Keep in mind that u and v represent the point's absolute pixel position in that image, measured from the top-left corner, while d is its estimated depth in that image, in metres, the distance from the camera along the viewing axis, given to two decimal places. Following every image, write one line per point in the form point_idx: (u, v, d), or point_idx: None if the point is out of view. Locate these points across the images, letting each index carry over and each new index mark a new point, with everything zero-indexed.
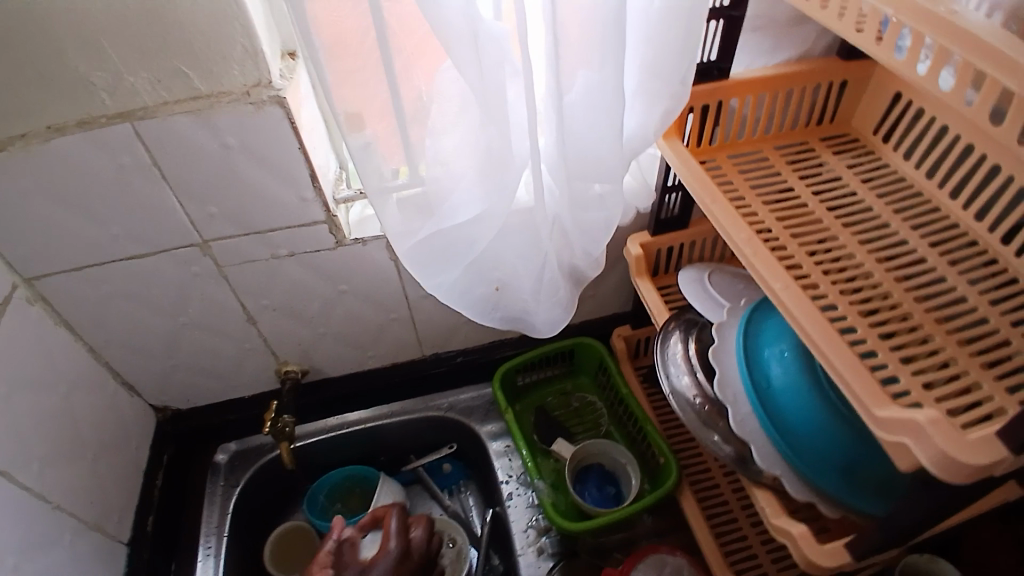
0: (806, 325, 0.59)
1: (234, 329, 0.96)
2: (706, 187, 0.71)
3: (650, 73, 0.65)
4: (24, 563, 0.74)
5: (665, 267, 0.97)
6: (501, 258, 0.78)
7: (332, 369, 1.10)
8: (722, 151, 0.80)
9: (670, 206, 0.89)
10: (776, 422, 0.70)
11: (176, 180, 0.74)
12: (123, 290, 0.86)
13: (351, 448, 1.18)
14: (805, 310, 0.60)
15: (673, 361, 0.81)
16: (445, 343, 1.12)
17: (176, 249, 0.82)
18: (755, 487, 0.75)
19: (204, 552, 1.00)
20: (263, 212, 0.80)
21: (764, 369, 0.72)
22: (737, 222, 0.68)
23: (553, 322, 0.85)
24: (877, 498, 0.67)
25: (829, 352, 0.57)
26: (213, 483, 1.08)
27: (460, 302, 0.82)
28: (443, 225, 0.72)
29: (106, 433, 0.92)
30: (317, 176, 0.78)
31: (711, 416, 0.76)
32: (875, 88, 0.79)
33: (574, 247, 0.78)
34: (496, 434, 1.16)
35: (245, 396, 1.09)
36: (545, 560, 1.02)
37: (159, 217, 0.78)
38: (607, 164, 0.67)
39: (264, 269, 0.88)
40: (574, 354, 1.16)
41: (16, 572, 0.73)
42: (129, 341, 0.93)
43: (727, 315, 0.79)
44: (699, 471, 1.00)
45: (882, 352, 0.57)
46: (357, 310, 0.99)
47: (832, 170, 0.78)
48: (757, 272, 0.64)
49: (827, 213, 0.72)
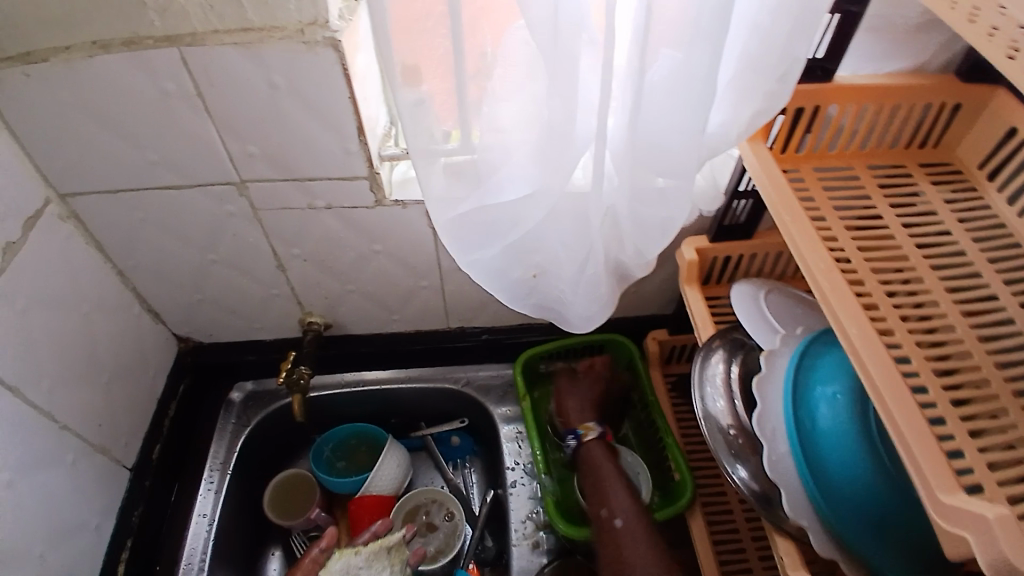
0: (874, 375, 0.52)
1: (263, 273, 0.94)
2: (785, 203, 0.63)
3: (746, 66, 0.57)
4: (22, 479, 0.75)
5: (718, 277, 0.90)
6: (546, 242, 0.72)
7: (355, 326, 1.08)
8: (807, 162, 0.72)
9: (736, 213, 0.83)
10: (814, 468, 0.63)
11: (219, 115, 0.71)
12: (156, 219, 0.84)
13: (364, 407, 1.17)
14: (878, 360, 0.53)
15: (710, 381, 0.75)
16: (472, 318, 1.08)
17: (213, 185, 0.79)
18: (776, 533, 0.68)
19: (207, 486, 1.02)
20: (304, 158, 0.76)
21: (811, 409, 0.65)
22: (816, 247, 0.60)
23: (589, 319, 0.80)
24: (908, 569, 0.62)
25: (897, 415, 0.50)
26: (224, 421, 1.09)
27: (496, 284, 0.77)
28: (488, 200, 0.67)
29: (123, 358, 0.92)
30: (364, 129, 0.73)
31: (743, 449, 0.70)
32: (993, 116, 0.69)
33: (624, 244, 0.72)
34: (509, 417, 1.13)
35: (266, 340, 1.09)
36: (539, 554, 1.00)
37: (198, 151, 0.75)
38: (681, 163, 0.61)
39: (299, 217, 0.85)
40: (603, 349, 1.12)
41: (10, 489, 0.73)
42: (157, 270, 0.92)
43: (778, 342, 0.72)
44: (713, 494, 0.96)
45: (950, 420, 0.51)
46: (387, 272, 0.95)
47: (927, 202, 0.69)
48: (828, 306, 0.57)
49: (914, 251, 0.64)
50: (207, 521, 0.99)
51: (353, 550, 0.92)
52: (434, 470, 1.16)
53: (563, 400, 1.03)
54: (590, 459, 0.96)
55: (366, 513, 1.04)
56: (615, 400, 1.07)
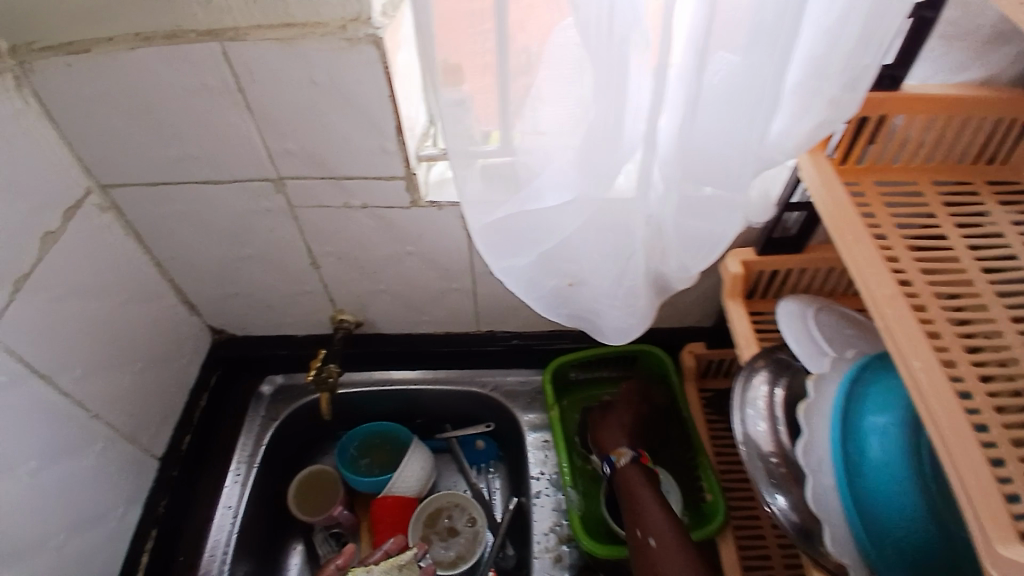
0: (936, 411, 0.48)
1: (296, 269, 0.94)
2: (846, 220, 0.59)
3: (813, 74, 0.54)
4: (48, 466, 0.76)
5: (763, 291, 0.86)
6: (585, 251, 0.69)
7: (385, 325, 1.07)
8: (869, 174, 0.68)
9: (788, 225, 0.79)
10: (860, 505, 0.59)
11: (258, 111, 0.70)
12: (193, 213, 0.84)
13: (391, 405, 1.16)
14: (940, 396, 0.48)
15: (752, 403, 0.71)
16: (503, 323, 1.06)
17: (250, 180, 0.79)
18: (815, 568, 0.65)
19: (233, 477, 1.03)
20: (341, 156, 0.75)
21: (860, 441, 0.61)
22: (879, 271, 0.56)
23: (625, 332, 0.77)
24: None
25: (955, 456, 0.46)
26: (254, 413, 1.10)
27: (529, 292, 0.75)
28: (529, 205, 0.64)
29: (156, 348, 0.94)
30: (403, 128, 0.72)
31: (784, 479, 0.66)
32: None
33: (667, 256, 0.69)
34: (536, 425, 1.10)
35: (298, 335, 1.09)
36: (561, 570, 0.97)
37: (236, 146, 0.75)
38: (736, 173, 0.58)
39: (334, 215, 0.84)
40: (635, 360, 1.09)
41: (36, 477, 0.74)
42: (193, 263, 0.93)
43: (828, 366, 0.68)
44: (745, 518, 0.91)
45: (1011, 462, 0.46)
46: (419, 273, 0.94)
47: (994, 223, 0.64)
48: (889, 333, 0.53)
49: (980, 277, 0.59)
50: (231, 513, 0.99)
51: (366, 568, 0.90)
52: (457, 473, 1.15)
53: (599, 431, 1.00)
54: (629, 487, 0.90)
55: (388, 514, 1.03)
56: (654, 428, 1.02)
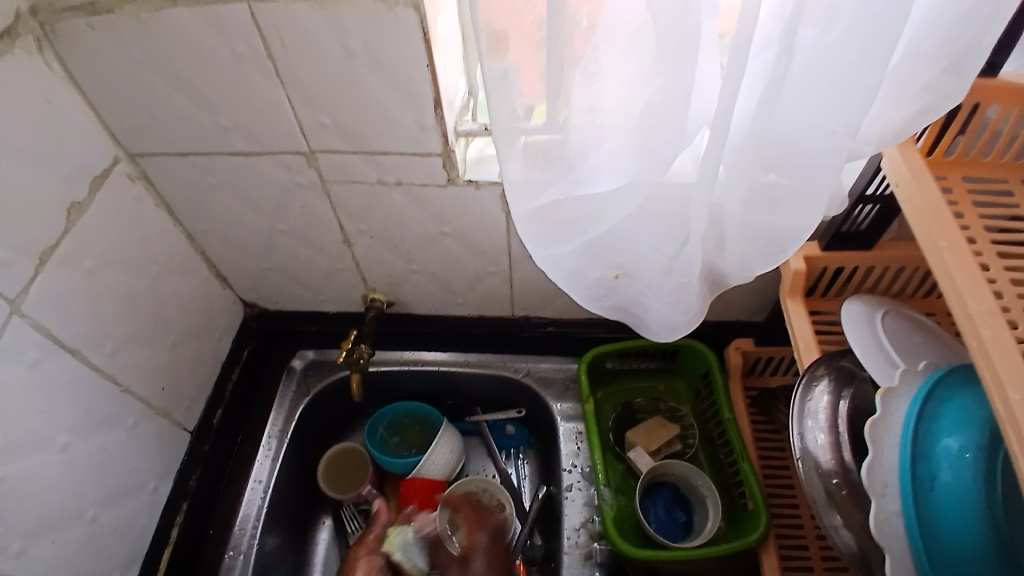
0: None
1: (329, 246, 0.91)
2: (938, 221, 0.49)
3: (916, 51, 0.47)
4: (79, 440, 0.77)
5: (825, 290, 0.78)
6: (635, 241, 0.64)
7: (417, 306, 1.04)
8: (955, 170, 0.59)
9: (857, 220, 0.71)
10: (929, 537, 0.53)
11: (289, 81, 0.67)
12: (225, 186, 0.82)
13: (421, 387, 1.14)
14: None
15: (812, 413, 0.64)
16: (539, 308, 1.02)
17: (281, 153, 0.76)
18: None
19: (265, 452, 1.03)
20: (375, 131, 0.71)
21: (931, 464, 0.54)
22: (978, 284, 0.45)
23: (673, 329, 0.71)
24: None
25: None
26: (285, 388, 1.09)
27: (571, 283, 0.70)
28: (577, 190, 0.60)
29: (189, 321, 0.93)
30: (442, 102, 0.67)
31: (846, 503, 0.60)
32: None
33: (726, 252, 0.63)
34: (569, 415, 1.06)
35: (330, 312, 1.07)
36: (591, 568, 0.95)
37: (267, 118, 0.71)
38: (820, 169, 0.51)
39: (368, 192, 0.80)
40: (676, 354, 1.03)
41: (68, 450, 0.75)
42: (225, 236, 0.91)
43: (897, 379, 0.60)
44: (788, 525, 0.86)
45: None
46: (455, 254, 0.90)
47: None
48: (983, 357, 0.43)
49: None
50: (261, 488, 1.00)
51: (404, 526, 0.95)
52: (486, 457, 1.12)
53: None
54: None
55: (416, 495, 1.02)
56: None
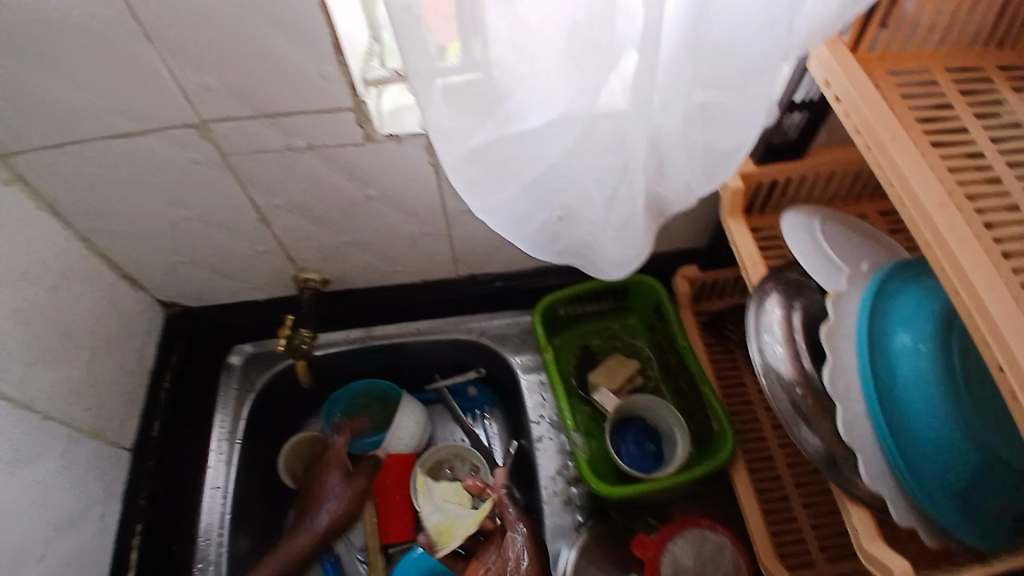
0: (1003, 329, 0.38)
1: (245, 228, 0.84)
2: (880, 115, 0.48)
3: None
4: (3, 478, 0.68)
5: (762, 205, 0.77)
6: (577, 175, 0.60)
7: (354, 280, 0.98)
8: (881, 66, 0.57)
9: (786, 129, 0.72)
10: (894, 429, 0.54)
11: (164, 42, 0.58)
12: (114, 174, 0.72)
13: (373, 364, 1.09)
14: (1011, 317, 0.38)
15: (768, 328, 0.64)
16: (482, 264, 0.98)
17: (170, 129, 0.67)
18: (848, 501, 0.60)
19: (216, 457, 0.96)
20: (273, 90, 0.64)
21: (889, 362, 0.56)
22: (927, 175, 0.45)
23: (622, 265, 0.69)
24: (1001, 536, 0.53)
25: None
26: (226, 386, 1.01)
27: (516, 230, 0.67)
28: (509, 126, 0.55)
29: (104, 332, 0.84)
30: (343, 48, 0.60)
31: (812, 412, 0.60)
32: None
33: (667, 176, 0.60)
34: (529, 367, 1.05)
35: (261, 299, 1.00)
36: (572, 511, 0.95)
37: (146, 89, 0.62)
38: (766, 81, 0.50)
39: (277, 161, 0.73)
40: (627, 291, 1.02)
41: None
42: (125, 232, 0.81)
43: (846, 284, 0.62)
44: (752, 439, 0.89)
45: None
46: (385, 219, 0.84)
47: (1013, 112, 0.54)
48: (942, 248, 0.42)
49: (1007, 171, 0.48)
50: (221, 493, 0.94)
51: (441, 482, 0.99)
52: (452, 423, 1.09)
53: None
54: None
55: (388, 475, 0.99)
56: None
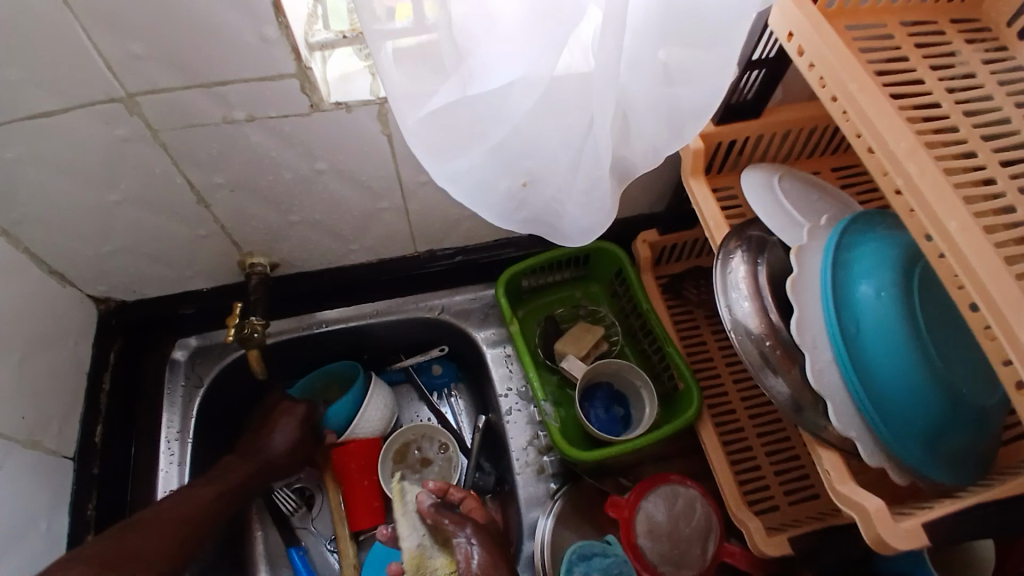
0: (976, 265, 0.40)
1: (183, 212, 0.77)
2: (847, 64, 0.48)
3: None
4: None
5: (721, 165, 0.78)
6: (541, 138, 0.58)
7: (307, 263, 0.93)
8: (838, 19, 0.58)
9: (743, 90, 0.70)
10: (861, 374, 0.57)
11: (80, 3, 0.51)
12: (29, 158, 0.64)
13: (331, 349, 1.04)
14: (986, 256, 0.40)
15: (734, 285, 0.65)
16: (441, 239, 0.96)
17: (90, 104, 0.60)
18: (819, 446, 0.61)
19: (167, 458, 0.90)
20: (209, 57, 0.58)
21: (853, 311, 0.58)
22: (894, 121, 0.46)
23: (587, 230, 0.68)
24: (954, 468, 0.57)
25: (1015, 327, 0.38)
26: (172, 384, 0.95)
27: (479, 199, 0.64)
28: (470, 88, 0.52)
29: (33, 335, 0.76)
30: (284, 6, 0.55)
31: (781, 362, 0.62)
32: None
33: (633, 138, 0.58)
34: (494, 340, 1.03)
35: (205, 288, 0.93)
36: (545, 479, 0.96)
37: (61, 59, 0.55)
38: (730, 35, 0.49)
39: (214, 136, 0.67)
40: (588, 259, 1.02)
41: None
42: (45, 223, 0.73)
43: (807, 237, 0.63)
44: (715, 395, 0.92)
45: None
46: (335, 195, 0.80)
47: (964, 63, 0.57)
48: (914, 194, 0.44)
49: (962, 119, 0.52)
50: None
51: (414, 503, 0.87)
52: (418, 402, 1.07)
53: None
54: None
55: (353, 459, 0.96)
56: None
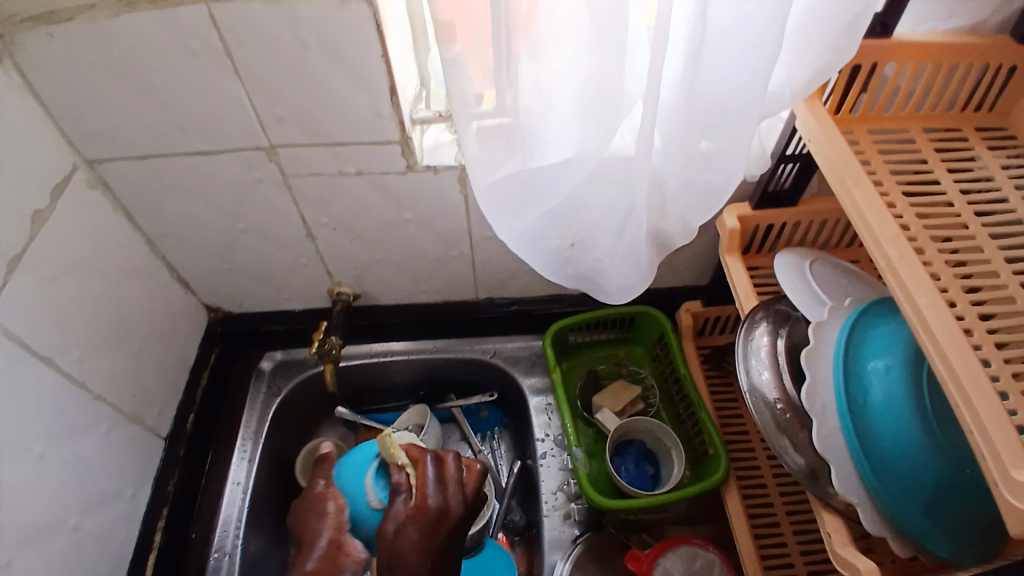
0: (940, 338, 0.49)
1: (291, 242, 0.93)
2: (846, 164, 0.59)
3: (809, 16, 0.52)
4: (54, 450, 0.75)
5: (759, 246, 0.86)
6: (589, 208, 0.69)
7: (383, 296, 1.07)
8: (862, 123, 0.69)
9: (781, 179, 0.78)
10: (865, 442, 0.62)
11: (247, 76, 0.69)
12: (187, 186, 0.83)
13: (392, 378, 1.16)
14: (952, 335, 0.49)
15: (755, 353, 0.72)
16: (501, 289, 1.07)
17: (240, 149, 0.78)
18: (823, 508, 0.67)
19: (240, 455, 1.03)
20: (333, 121, 0.74)
21: (862, 383, 0.64)
22: (880, 211, 0.55)
23: (627, 289, 0.77)
24: (959, 547, 0.60)
25: (972, 395, 0.46)
26: (256, 389, 1.09)
27: (532, 252, 0.75)
28: (531, 163, 0.65)
29: (153, 327, 0.93)
30: (397, 91, 0.71)
31: (791, 424, 0.67)
32: None
33: (668, 213, 0.69)
34: (538, 388, 1.12)
35: (296, 309, 1.08)
36: (571, 525, 0.99)
37: (224, 113, 0.73)
38: (739, 126, 0.57)
39: (328, 183, 0.83)
40: (634, 322, 1.10)
41: (42, 460, 0.73)
42: (185, 239, 0.91)
43: (826, 314, 0.69)
44: (746, 467, 0.94)
45: (1013, 395, 0.47)
46: (416, 241, 0.94)
47: (983, 167, 0.65)
48: (894, 274, 0.53)
49: (973, 218, 0.60)
50: (241, 488, 1.00)
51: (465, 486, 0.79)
52: (462, 442, 1.16)
53: None
54: None
55: None
56: None
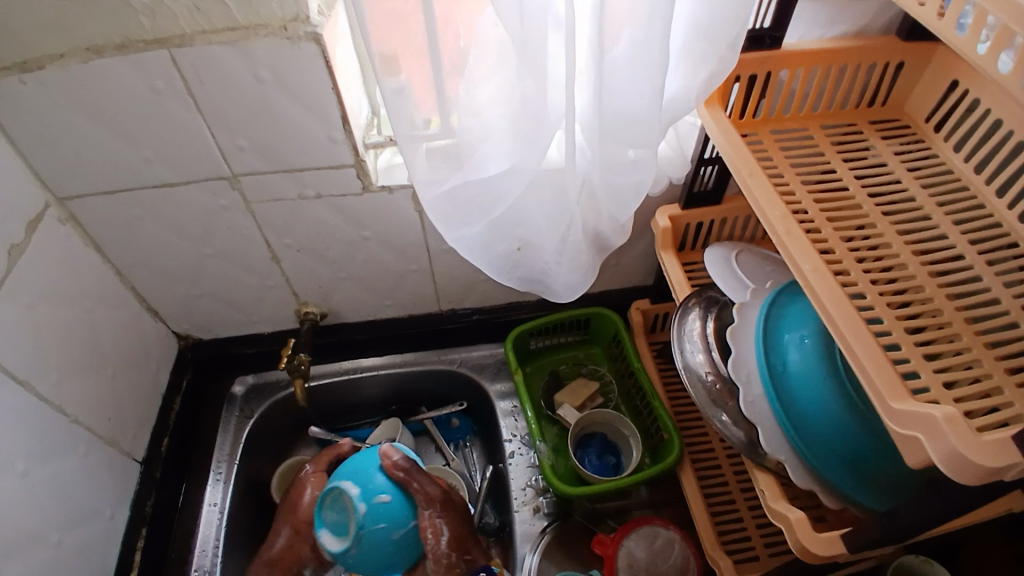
0: (824, 297, 0.57)
1: (257, 265, 0.98)
2: (743, 159, 0.68)
3: (696, 34, 0.62)
4: (35, 470, 0.77)
5: (692, 243, 0.94)
6: (529, 214, 0.76)
7: (350, 314, 1.12)
8: (765, 125, 0.78)
9: (704, 179, 0.86)
10: (787, 405, 0.69)
11: (208, 110, 0.75)
12: (155, 217, 0.87)
13: (364, 393, 1.20)
14: (832, 294, 0.57)
15: (689, 336, 0.79)
16: (462, 299, 1.13)
17: (204, 179, 0.83)
18: (757, 470, 0.74)
19: (215, 476, 1.05)
20: (291, 148, 0.80)
21: (781, 354, 0.71)
22: (771, 197, 0.65)
23: (573, 287, 0.84)
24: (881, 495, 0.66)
25: (853, 343, 0.54)
26: (228, 413, 1.12)
27: (483, 258, 0.82)
28: (473, 176, 0.71)
29: (126, 354, 0.96)
30: (348, 118, 0.78)
31: (721, 395, 0.75)
32: (932, 76, 0.75)
33: (601, 213, 0.76)
34: (504, 394, 1.17)
35: (264, 332, 1.12)
36: (540, 518, 1.04)
37: (188, 145, 0.78)
38: (644, 130, 0.66)
39: (290, 208, 0.89)
40: (589, 324, 1.16)
41: (25, 478, 0.76)
42: (154, 267, 0.95)
43: (749, 296, 0.78)
44: (701, 450, 1.01)
45: (905, 346, 0.55)
46: (377, 258, 0.99)
47: (877, 155, 0.75)
48: (784, 248, 0.61)
49: (866, 200, 0.70)
50: (217, 509, 1.02)
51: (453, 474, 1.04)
52: (436, 452, 1.20)
53: None
54: None
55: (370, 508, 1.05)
56: None
